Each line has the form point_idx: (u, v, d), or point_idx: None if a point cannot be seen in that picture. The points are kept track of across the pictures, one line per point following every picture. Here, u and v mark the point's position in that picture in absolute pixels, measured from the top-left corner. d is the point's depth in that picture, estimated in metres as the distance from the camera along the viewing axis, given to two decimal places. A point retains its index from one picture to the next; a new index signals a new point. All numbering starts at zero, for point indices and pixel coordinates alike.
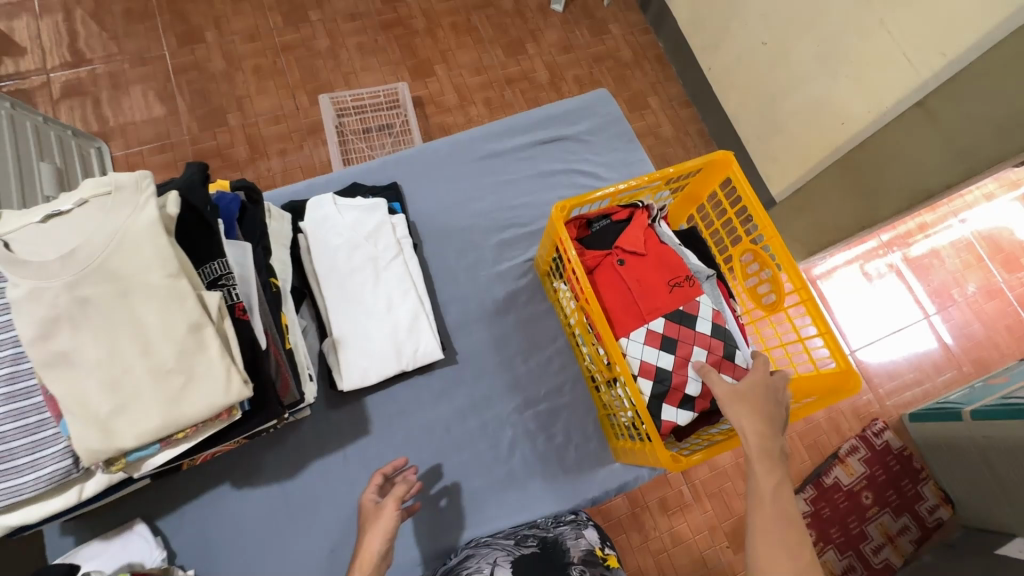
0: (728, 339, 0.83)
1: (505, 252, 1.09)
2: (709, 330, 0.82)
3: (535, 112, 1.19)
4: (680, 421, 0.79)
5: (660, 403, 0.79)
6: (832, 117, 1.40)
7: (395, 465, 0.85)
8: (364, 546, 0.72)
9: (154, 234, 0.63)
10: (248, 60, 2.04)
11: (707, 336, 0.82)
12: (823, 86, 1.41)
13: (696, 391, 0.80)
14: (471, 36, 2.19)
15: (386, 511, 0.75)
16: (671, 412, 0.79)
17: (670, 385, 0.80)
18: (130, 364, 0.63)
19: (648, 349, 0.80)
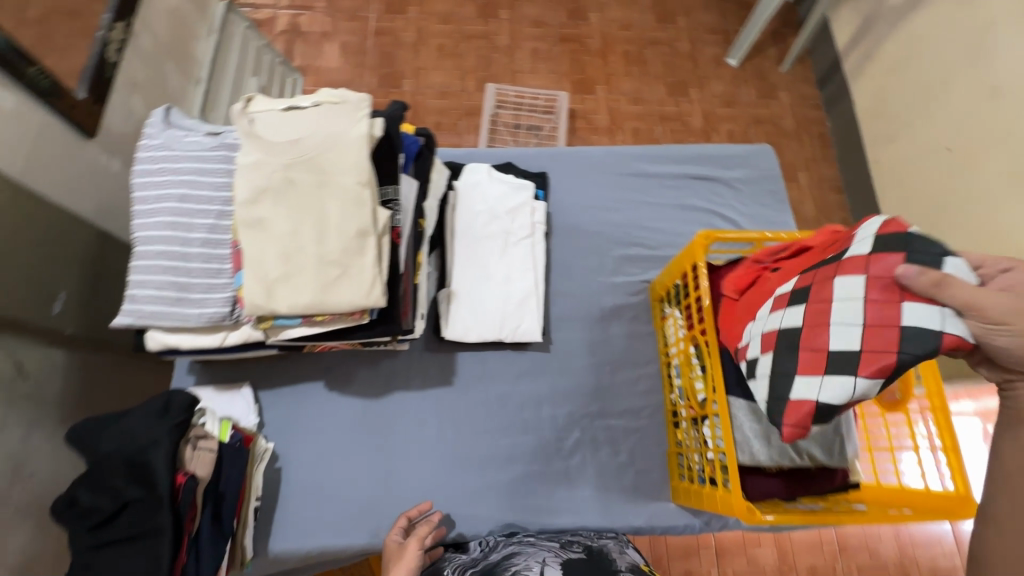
0: (909, 246, 0.57)
1: (625, 267, 1.11)
2: (870, 246, 0.60)
3: (694, 147, 1.21)
4: (822, 398, 0.58)
5: (789, 378, 0.62)
6: (1006, 246, 1.29)
7: (418, 510, 0.89)
8: None
9: (360, 145, 0.73)
10: (436, 39, 2.24)
11: (864, 256, 0.60)
12: (1005, 209, 1.30)
13: (859, 344, 0.57)
14: (639, 68, 2.26)
15: (408, 552, 0.79)
16: (805, 384, 0.60)
17: (803, 349, 0.62)
18: (304, 245, 0.73)
19: (772, 316, 0.68)
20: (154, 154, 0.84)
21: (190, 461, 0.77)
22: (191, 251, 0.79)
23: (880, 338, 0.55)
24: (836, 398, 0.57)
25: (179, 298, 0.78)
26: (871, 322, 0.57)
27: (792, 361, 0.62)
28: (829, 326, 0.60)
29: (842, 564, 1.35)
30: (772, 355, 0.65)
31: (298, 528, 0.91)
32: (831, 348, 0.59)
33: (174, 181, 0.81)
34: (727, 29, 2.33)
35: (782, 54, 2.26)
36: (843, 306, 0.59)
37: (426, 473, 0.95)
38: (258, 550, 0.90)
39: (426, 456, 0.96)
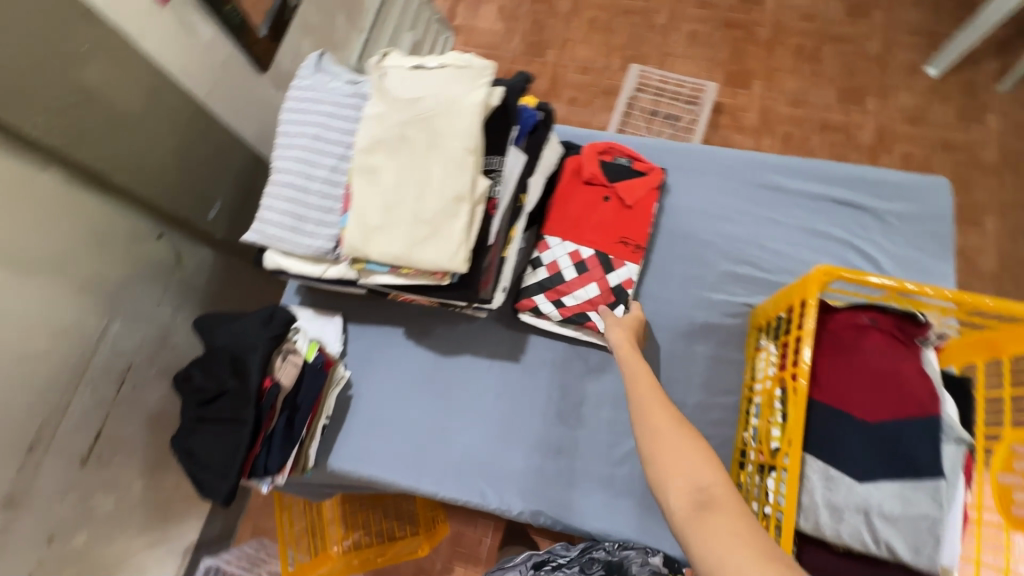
0: (622, 299, 0.97)
1: (728, 284, 1.01)
2: (615, 281, 0.98)
3: (845, 166, 1.05)
4: (538, 308, 0.97)
5: (539, 289, 0.98)
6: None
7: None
8: None
9: (473, 113, 0.74)
10: (591, 11, 2.18)
11: (609, 284, 0.98)
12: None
13: (570, 305, 0.97)
14: (810, 65, 2.00)
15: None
16: (541, 297, 0.97)
17: (556, 286, 0.98)
18: (405, 200, 0.77)
19: (567, 255, 0.99)
20: (302, 94, 0.93)
21: (278, 370, 0.87)
22: (314, 186, 0.87)
23: (579, 311, 0.96)
24: (546, 314, 0.97)
25: (296, 227, 0.87)
26: (585, 303, 0.97)
27: (534, 291, 0.98)
28: (572, 288, 0.97)
29: None
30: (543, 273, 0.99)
31: (353, 454, 0.99)
32: (563, 298, 0.97)
33: (311, 122, 0.89)
34: (937, 31, 1.96)
35: (1003, 71, 1.88)
36: (583, 290, 0.97)
37: (474, 439, 0.98)
38: (319, 462, 1.00)
39: (478, 423, 0.99)
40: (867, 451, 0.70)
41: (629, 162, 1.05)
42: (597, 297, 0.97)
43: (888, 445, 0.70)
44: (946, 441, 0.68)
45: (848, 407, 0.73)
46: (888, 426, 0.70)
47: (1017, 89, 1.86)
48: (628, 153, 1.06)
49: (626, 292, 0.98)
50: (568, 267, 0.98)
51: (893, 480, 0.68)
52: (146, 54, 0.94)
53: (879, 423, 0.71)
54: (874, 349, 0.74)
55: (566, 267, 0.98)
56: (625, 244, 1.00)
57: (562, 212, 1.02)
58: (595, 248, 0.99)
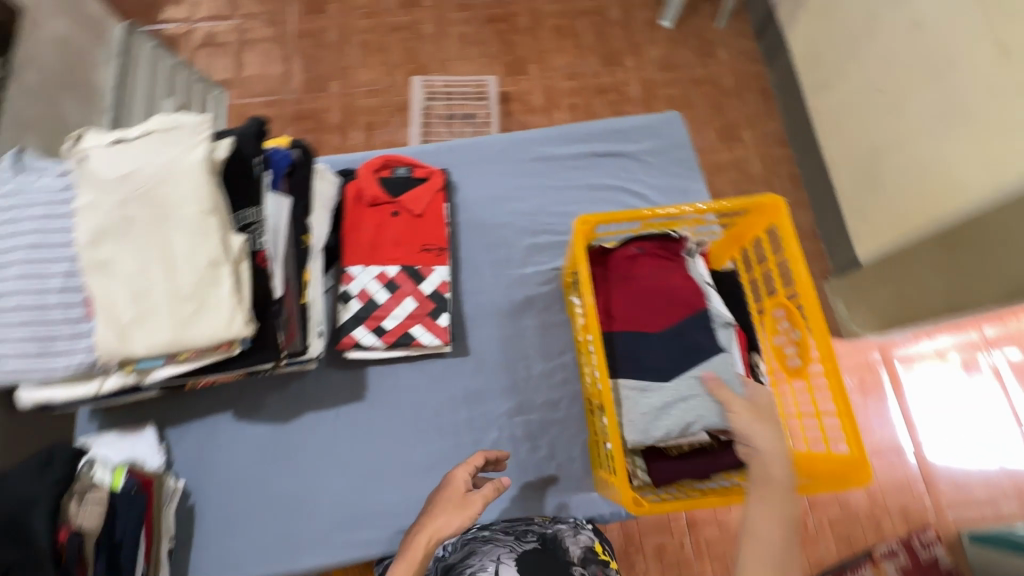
0: (442, 304, 0.98)
1: (534, 256, 1.08)
2: (429, 290, 0.98)
3: (597, 123, 1.18)
4: (362, 341, 0.95)
5: (357, 323, 0.96)
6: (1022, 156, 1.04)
7: (489, 455, 0.86)
8: (439, 525, 0.72)
9: (197, 172, 0.70)
10: (360, 35, 2.18)
11: (424, 294, 0.98)
12: (931, 141, 1.23)
13: (392, 327, 0.96)
14: (572, 41, 2.20)
15: (472, 504, 0.75)
16: (360, 330, 0.95)
17: (373, 314, 0.96)
18: (153, 283, 0.70)
19: (373, 280, 0.98)
20: (7, 200, 0.80)
21: (77, 515, 0.75)
22: (49, 300, 0.76)
23: (401, 330, 0.96)
24: (370, 345, 0.95)
25: (44, 351, 0.75)
26: (405, 319, 0.97)
27: (352, 326, 0.96)
28: (389, 310, 0.97)
29: (813, 519, 1.30)
30: (355, 304, 0.96)
31: (215, 563, 0.90)
32: (382, 322, 0.96)
33: (25, 227, 0.78)
34: None
35: (716, 10, 2.24)
36: (400, 309, 0.97)
37: (343, 493, 0.94)
38: None
39: (342, 475, 0.94)
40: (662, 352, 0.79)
41: (409, 171, 1.06)
42: (418, 309, 0.97)
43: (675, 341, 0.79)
44: (717, 328, 0.81)
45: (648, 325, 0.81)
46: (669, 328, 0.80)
47: (730, 24, 2.23)
48: (406, 162, 1.06)
49: (443, 296, 0.99)
50: (379, 289, 0.97)
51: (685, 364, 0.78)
52: None
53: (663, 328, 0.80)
54: (646, 273, 0.84)
55: (377, 292, 0.97)
56: (428, 250, 1.01)
57: (355, 240, 1.00)
58: (400, 264, 0.99)
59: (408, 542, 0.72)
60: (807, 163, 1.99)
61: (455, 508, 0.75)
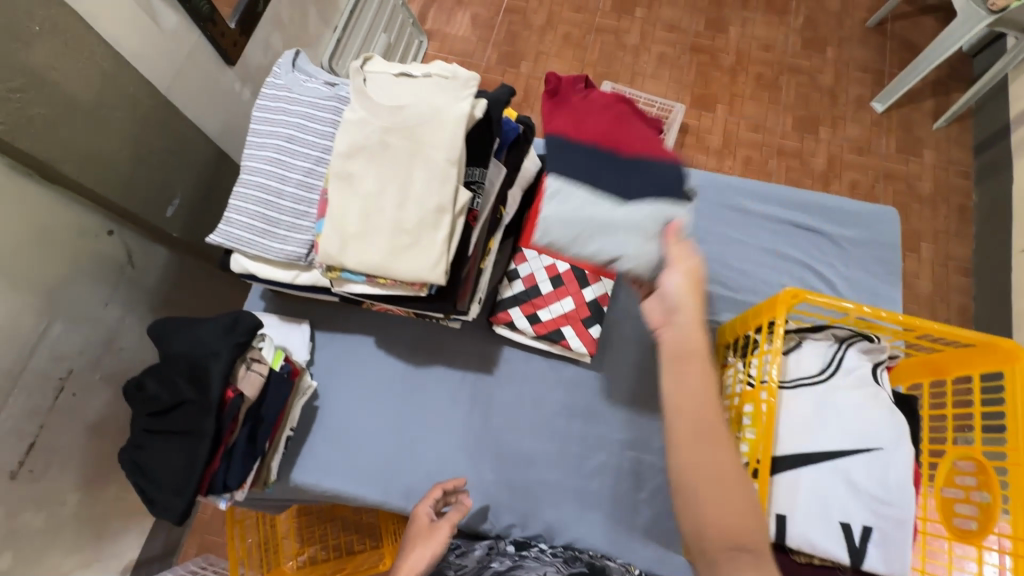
0: (597, 314, 0.98)
1: (697, 302, 1.06)
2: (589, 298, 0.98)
3: (805, 193, 1.12)
4: (516, 322, 0.97)
5: (515, 303, 0.98)
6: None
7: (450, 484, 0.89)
8: (411, 558, 0.74)
9: (457, 123, 0.74)
10: (565, 26, 2.21)
11: (583, 299, 0.98)
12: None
13: (547, 319, 0.97)
14: (770, 93, 2.10)
15: (438, 533, 0.78)
16: (516, 311, 0.97)
17: (531, 300, 0.98)
18: (384, 208, 0.75)
19: (543, 270, 0.99)
20: (277, 93, 0.89)
21: (241, 380, 0.82)
22: (286, 189, 0.84)
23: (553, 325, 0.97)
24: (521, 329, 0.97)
25: (266, 231, 0.84)
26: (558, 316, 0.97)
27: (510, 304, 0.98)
28: (549, 302, 0.98)
29: None
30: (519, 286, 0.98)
31: (317, 467, 0.96)
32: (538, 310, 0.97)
33: (287, 121, 0.86)
34: (881, 69, 2.12)
35: (941, 108, 2.04)
36: (558, 305, 0.98)
37: (444, 450, 0.97)
38: (281, 475, 0.95)
39: (449, 436, 0.98)
40: (631, 181, 0.83)
41: None
42: (575, 312, 0.98)
43: (649, 181, 0.84)
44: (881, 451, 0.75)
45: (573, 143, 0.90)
46: (637, 174, 0.84)
47: (951, 127, 2.01)
48: None
49: (601, 307, 0.99)
50: (546, 280, 0.98)
51: (653, 204, 0.81)
52: (104, 38, 0.93)
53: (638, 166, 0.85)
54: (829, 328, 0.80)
55: (543, 281, 0.98)
56: None
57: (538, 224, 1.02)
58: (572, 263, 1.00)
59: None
60: (988, 302, 1.77)
61: (425, 539, 0.78)
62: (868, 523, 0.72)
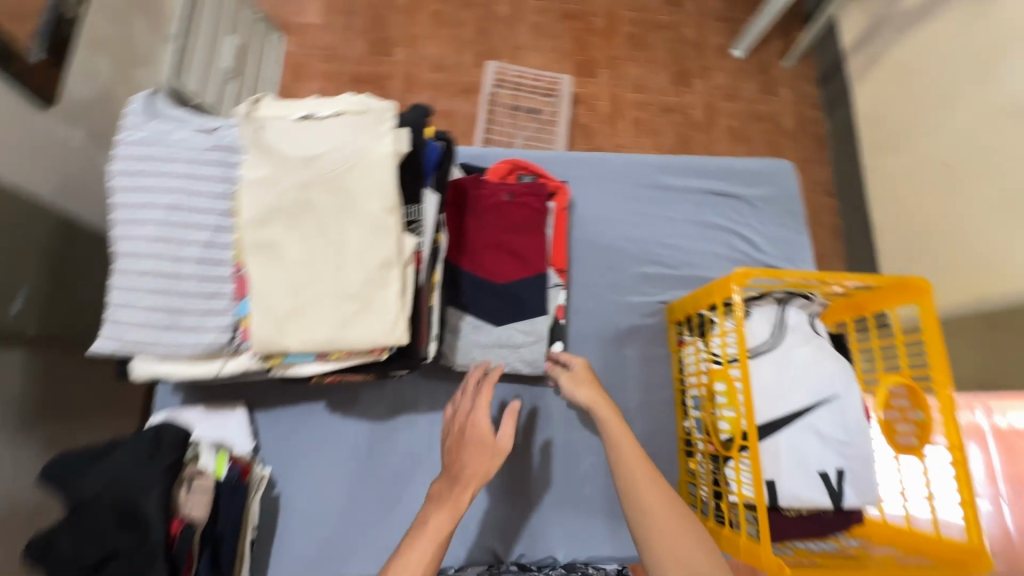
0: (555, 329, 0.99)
1: (643, 286, 1.08)
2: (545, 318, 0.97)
3: (715, 159, 1.17)
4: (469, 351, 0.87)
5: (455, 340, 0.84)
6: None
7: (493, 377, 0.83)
8: (473, 470, 0.74)
9: (385, 166, 0.66)
10: (432, 6, 2.07)
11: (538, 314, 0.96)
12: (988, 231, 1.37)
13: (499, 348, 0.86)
14: (644, 52, 2.16)
15: (500, 442, 0.76)
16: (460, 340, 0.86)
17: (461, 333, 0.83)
18: (321, 275, 0.65)
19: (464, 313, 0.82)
20: (139, 152, 0.72)
21: (185, 504, 0.71)
22: (184, 270, 0.70)
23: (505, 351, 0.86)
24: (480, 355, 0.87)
25: (172, 324, 0.69)
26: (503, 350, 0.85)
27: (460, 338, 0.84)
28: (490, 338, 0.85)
29: None
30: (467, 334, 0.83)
31: (296, 561, 0.86)
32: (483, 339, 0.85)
33: (164, 187, 0.71)
34: (734, 17, 2.26)
35: (787, 48, 2.24)
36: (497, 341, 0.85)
37: None
38: None
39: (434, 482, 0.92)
40: (499, 305, 0.96)
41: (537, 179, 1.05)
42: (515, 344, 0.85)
43: (515, 302, 0.96)
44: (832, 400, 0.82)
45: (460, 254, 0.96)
46: (509, 291, 0.96)
47: (799, 64, 2.22)
48: (534, 171, 1.05)
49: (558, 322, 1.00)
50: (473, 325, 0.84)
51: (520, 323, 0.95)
52: None
53: (508, 285, 0.96)
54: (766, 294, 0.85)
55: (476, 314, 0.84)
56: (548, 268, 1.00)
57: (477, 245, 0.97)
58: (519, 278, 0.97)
59: (442, 491, 0.73)
60: None
61: (483, 448, 0.76)
62: (840, 467, 0.80)
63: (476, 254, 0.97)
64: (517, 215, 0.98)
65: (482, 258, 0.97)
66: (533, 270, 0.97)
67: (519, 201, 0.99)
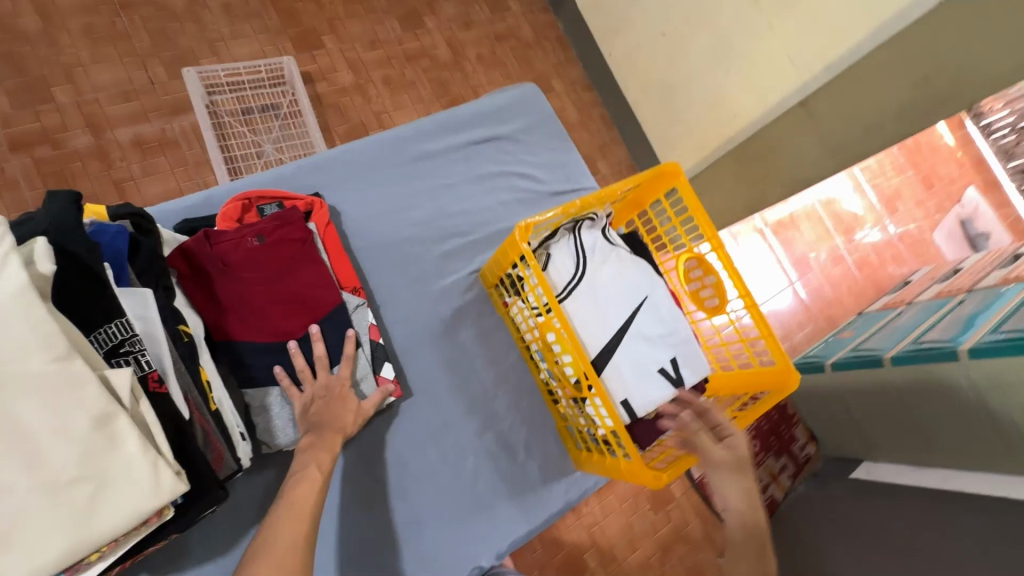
0: (379, 351, 0.89)
1: (449, 264, 1.02)
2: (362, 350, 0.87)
3: (463, 108, 1.12)
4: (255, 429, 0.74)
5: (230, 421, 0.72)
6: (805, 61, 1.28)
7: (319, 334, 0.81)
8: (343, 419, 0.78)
9: (26, 304, 0.49)
10: (75, 17, 1.49)
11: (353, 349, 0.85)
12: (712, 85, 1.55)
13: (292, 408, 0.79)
14: (362, 5, 1.88)
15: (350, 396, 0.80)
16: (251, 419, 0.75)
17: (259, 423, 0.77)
18: (9, 481, 0.47)
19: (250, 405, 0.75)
20: None
21: None
22: None
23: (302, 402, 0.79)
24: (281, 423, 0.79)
25: None
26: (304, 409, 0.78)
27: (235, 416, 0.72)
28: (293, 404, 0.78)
29: None
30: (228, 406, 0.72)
31: None
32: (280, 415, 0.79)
33: None
34: None
35: None
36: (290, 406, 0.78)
37: None
38: None
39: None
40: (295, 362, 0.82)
41: (281, 206, 0.89)
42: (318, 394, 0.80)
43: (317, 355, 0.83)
44: (642, 303, 0.88)
45: (223, 329, 0.79)
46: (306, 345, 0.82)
47: None
48: (273, 197, 0.89)
49: (377, 342, 0.89)
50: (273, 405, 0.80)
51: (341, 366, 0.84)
52: None
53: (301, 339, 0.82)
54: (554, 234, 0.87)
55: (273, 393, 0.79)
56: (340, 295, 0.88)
57: (240, 312, 0.80)
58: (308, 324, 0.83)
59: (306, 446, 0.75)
60: None
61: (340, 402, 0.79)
62: (673, 355, 0.87)
63: (255, 319, 0.80)
64: (280, 256, 0.83)
65: (260, 323, 0.80)
66: (323, 308, 0.84)
67: (272, 240, 0.83)
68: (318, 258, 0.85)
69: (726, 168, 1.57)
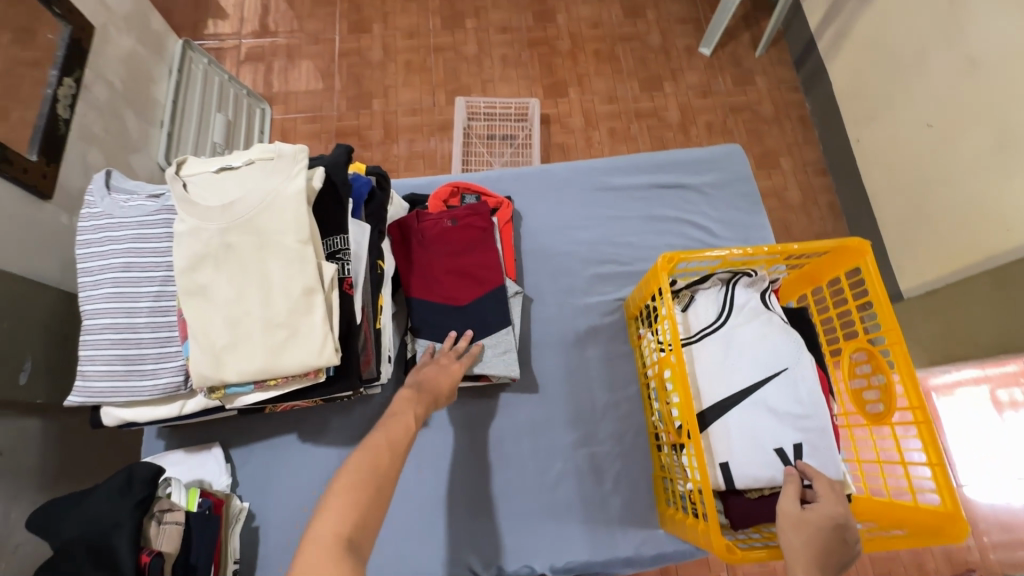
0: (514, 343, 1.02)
1: (597, 286, 1.09)
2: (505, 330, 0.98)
3: (659, 154, 1.19)
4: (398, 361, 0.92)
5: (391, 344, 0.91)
6: None
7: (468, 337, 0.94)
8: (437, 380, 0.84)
9: (298, 202, 0.73)
10: (402, 55, 2.04)
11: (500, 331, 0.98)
12: (980, 189, 1.31)
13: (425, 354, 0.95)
14: (611, 65, 2.10)
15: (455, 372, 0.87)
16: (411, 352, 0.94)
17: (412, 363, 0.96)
18: (250, 309, 0.71)
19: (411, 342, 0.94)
20: (96, 223, 0.81)
21: (157, 538, 0.75)
22: (139, 321, 0.77)
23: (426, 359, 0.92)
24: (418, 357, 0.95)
25: (130, 371, 0.76)
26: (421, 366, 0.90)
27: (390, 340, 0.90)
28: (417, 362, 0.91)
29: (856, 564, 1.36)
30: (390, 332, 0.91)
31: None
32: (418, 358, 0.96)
33: (116, 250, 0.79)
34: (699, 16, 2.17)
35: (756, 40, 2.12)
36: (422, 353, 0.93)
37: (408, 519, 0.94)
38: None
39: (409, 503, 0.95)
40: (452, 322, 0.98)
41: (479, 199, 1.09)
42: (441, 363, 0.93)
43: (469, 322, 0.98)
44: (779, 373, 0.81)
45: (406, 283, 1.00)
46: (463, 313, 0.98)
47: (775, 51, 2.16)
48: (475, 190, 1.10)
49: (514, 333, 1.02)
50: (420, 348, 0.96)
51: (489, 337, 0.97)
52: None
53: (460, 308, 0.98)
54: None
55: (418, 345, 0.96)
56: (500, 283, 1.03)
57: (420, 273, 1.00)
58: (469, 298, 0.99)
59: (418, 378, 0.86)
60: None
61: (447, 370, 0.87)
62: (797, 441, 0.77)
63: (430, 282, 0.99)
64: (463, 236, 1.01)
65: (432, 286, 0.99)
66: (485, 287, 0.99)
67: (462, 223, 1.02)
68: (492, 245, 1.02)
69: (978, 290, 1.29)
